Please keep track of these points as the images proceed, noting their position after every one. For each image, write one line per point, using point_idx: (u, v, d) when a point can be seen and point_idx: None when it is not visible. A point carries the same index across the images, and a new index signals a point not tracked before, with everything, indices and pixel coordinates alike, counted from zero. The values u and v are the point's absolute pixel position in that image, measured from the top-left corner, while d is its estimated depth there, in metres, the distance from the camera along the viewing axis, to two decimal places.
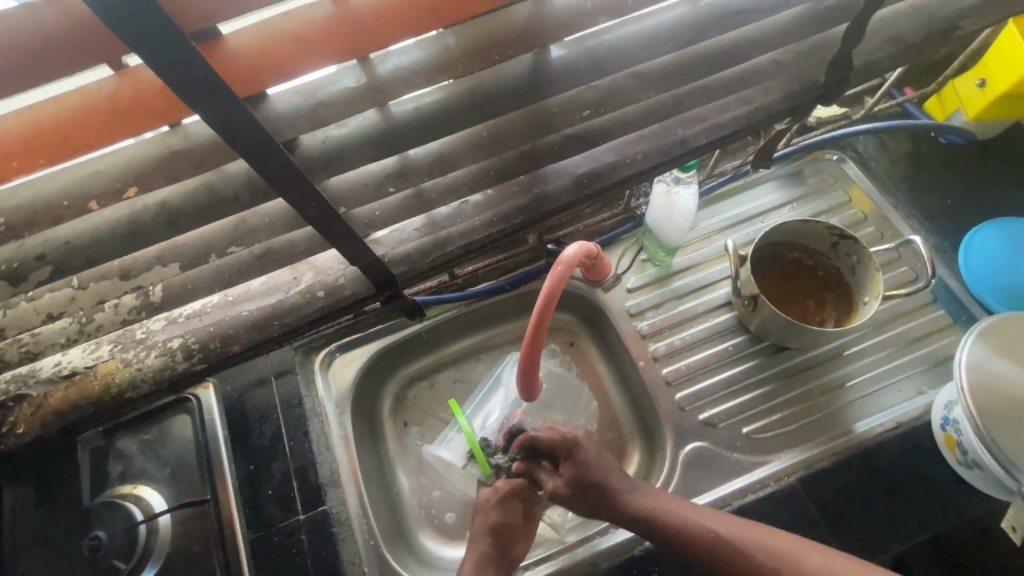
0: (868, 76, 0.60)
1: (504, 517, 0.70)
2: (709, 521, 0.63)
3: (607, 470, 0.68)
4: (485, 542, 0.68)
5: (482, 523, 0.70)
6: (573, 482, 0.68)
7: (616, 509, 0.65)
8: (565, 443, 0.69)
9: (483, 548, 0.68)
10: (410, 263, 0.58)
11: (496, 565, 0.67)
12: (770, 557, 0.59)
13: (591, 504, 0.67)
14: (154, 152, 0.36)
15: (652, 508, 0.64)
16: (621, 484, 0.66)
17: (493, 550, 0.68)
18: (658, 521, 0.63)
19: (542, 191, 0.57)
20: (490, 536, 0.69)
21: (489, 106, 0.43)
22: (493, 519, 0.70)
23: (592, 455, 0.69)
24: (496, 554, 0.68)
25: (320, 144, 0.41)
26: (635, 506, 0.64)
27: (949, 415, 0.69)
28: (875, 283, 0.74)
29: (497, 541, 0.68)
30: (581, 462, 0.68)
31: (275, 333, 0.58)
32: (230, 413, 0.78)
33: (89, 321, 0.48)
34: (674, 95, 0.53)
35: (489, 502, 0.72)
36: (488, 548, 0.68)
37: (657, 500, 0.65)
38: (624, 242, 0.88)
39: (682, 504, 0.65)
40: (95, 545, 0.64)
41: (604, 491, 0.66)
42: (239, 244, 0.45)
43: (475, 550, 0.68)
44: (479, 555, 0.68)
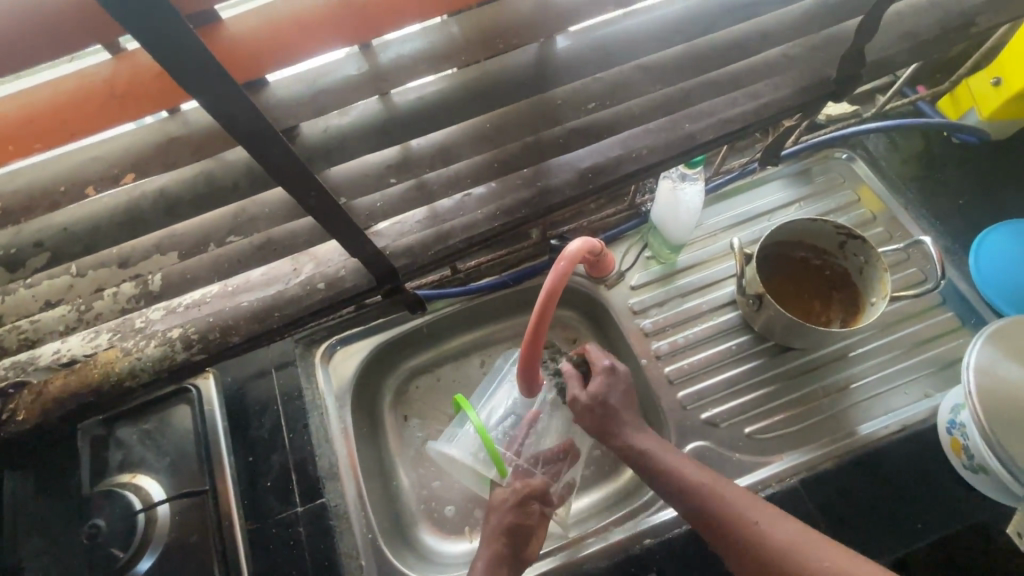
0: (880, 72, 0.59)
1: (520, 518, 0.69)
2: (707, 476, 0.63)
3: (627, 406, 0.69)
4: (500, 542, 0.67)
5: (496, 524, 0.69)
6: (596, 399, 0.68)
7: (621, 441, 0.67)
8: (604, 364, 0.70)
9: (499, 549, 0.67)
10: (412, 256, 0.57)
11: (506, 567, 0.66)
12: (764, 527, 0.58)
13: (597, 426, 0.68)
14: (152, 138, 0.36)
15: (654, 449, 0.65)
16: (631, 421, 0.68)
17: (506, 551, 0.67)
18: (656, 463, 0.64)
19: (546, 185, 0.56)
20: (504, 537, 0.68)
21: (494, 96, 0.43)
22: (508, 520, 0.69)
23: (621, 390, 0.70)
24: (508, 555, 0.67)
25: (321, 133, 0.41)
26: (641, 445, 0.66)
27: (955, 419, 0.68)
28: (883, 284, 0.73)
29: (510, 542, 0.68)
30: (610, 390, 0.69)
31: (275, 325, 0.57)
32: (230, 404, 0.78)
33: (87, 310, 0.47)
34: (681, 88, 0.52)
35: (506, 503, 0.71)
36: (501, 548, 0.67)
37: (662, 444, 0.66)
38: (628, 239, 0.87)
39: (685, 457, 0.65)
40: (92, 533, 0.65)
41: (616, 421, 0.67)
42: (238, 233, 0.45)
43: (487, 551, 0.67)
44: (491, 555, 0.67)
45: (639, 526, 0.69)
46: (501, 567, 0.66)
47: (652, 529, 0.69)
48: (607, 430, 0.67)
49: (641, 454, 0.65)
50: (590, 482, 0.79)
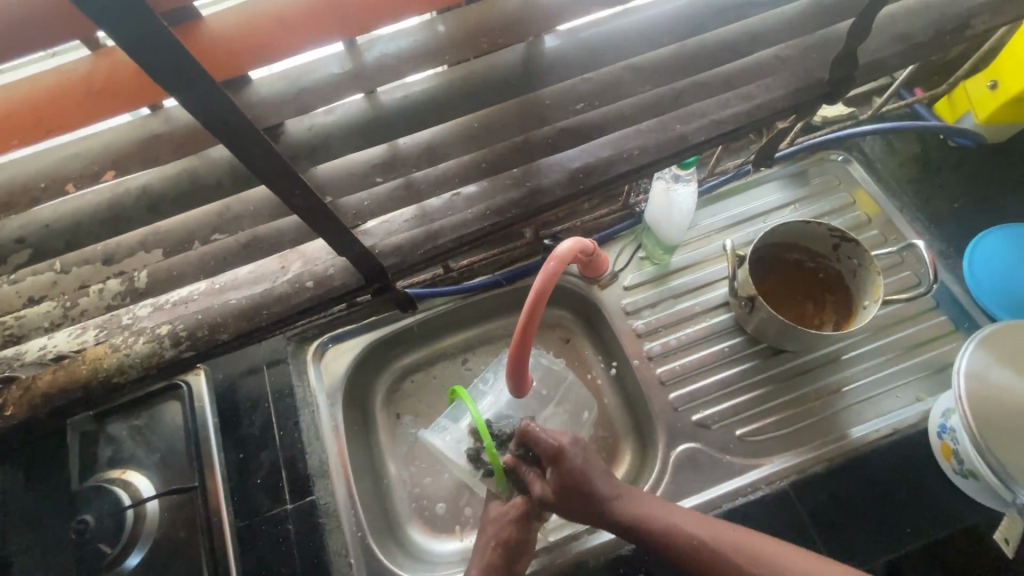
0: (874, 75, 0.59)
1: (518, 531, 0.65)
2: (694, 526, 0.61)
3: (593, 474, 0.64)
4: (495, 553, 0.64)
5: (492, 534, 0.65)
6: (560, 489, 0.64)
7: (603, 516, 0.63)
8: (553, 448, 0.64)
9: (494, 560, 0.63)
10: (401, 255, 0.57)
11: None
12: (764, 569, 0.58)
13: (576, 507, 0.64)
14: (134, 135, 0.35)
15: (639, 518, 0.62)
16: (606, 490, 0.64)
17: (499, 563, 0.64)
18: (648, 534, 0.61)
19: (536, 185, 0.56)
20: (499, 548, 0.64)
21: (481, 96, 0.42)
22: (506, 532, 0.64)
23: (579, 460, 0.65)
24: (501, 566, 0.63)
25: (306, 131, 0.41)
26: (624, 516, 0.62)
27: (946, 423, 0.67)
28: (876, 287, 0.73)
29: (505, 554, 0.64)
30: (569, 468, 0.64)
31: (263, 323, 0.57)
32: (220, 401, 0.78)
33: (73, 306, 0.47)
34: (672, 89, 0.51)
35: (505, 515, 0.66)
36: (495, 560, 0.64)
37: (643, 508, 0.63)
38: (622, 239, 0.86)
39: (670, 512, 0.62)
40: (80, 528, 0.65)
41: (590, 497, 0.63)
42: (224, 231, 0.45)
43: (480, 560, 0.64)
44: (484, 566, 0.63)
45: None
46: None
47: None
48: (584, 509, 0.64)
49: (631, 528, 0.62)
50: None
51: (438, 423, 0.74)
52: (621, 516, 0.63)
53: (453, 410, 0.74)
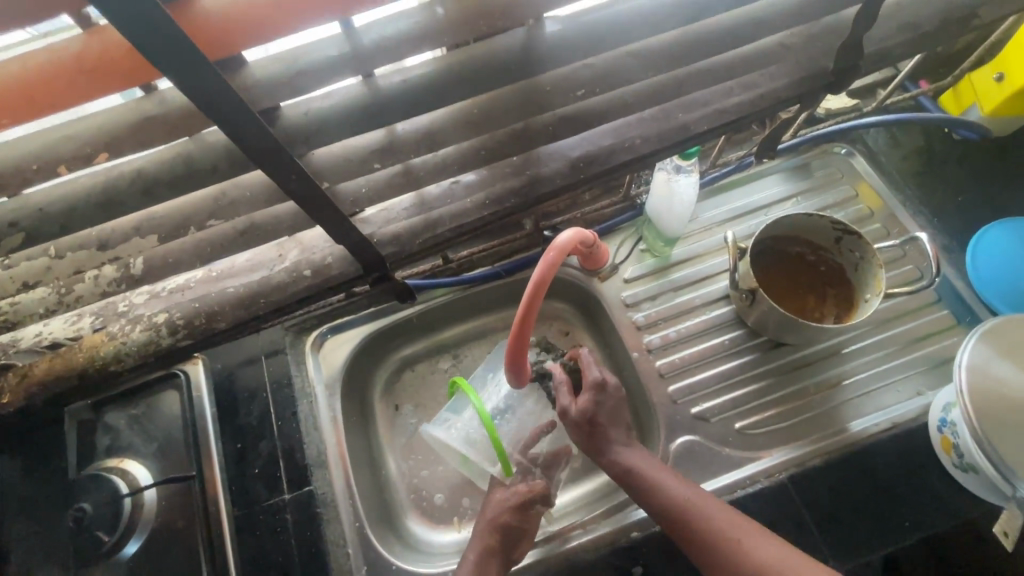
0: (879, 65, 0.58)
1: (514, 516, 0.67)
2: (693, 493, 0.61)
3: (614, 420, 0.67)
4: (494, 537, 0.66)
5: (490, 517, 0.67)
6: (587, 413, 0.66)
7: (608, 457, 0.65)
8: (597, 377, 0.67)
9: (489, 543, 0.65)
10: (399, 244, 0.57)
11: (496, 561, 0.65)
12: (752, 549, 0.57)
13: (589, 439, 0.66)
14: (127, 117, 0.35)
15: (640, 464, 0.64)
16: (619, 437, 0.66)
17: (497, 547, 0.65)
18: (642, 480, 0.62)
19: (536, 173, 0.55)
20: (496, 532, 0.66)
21: (481, 80, 0.42)
22: (502, 516, 0.66)
23: (613, 402, 0.68)
24: (498, 550, 0.65)
25: (302, 116, 0.40)
26: (628, 461, 0.64)
27: (946, 417, 0.67)
28: (878, 281, 0.72)
29: (501, 538, 0.66)
30: (602, 402, 0.67)
31: (261, 311, 0.57)
32: (219, 390, 0.78)
33: (68, 292, 0.47)
34: (674, 76, 0.51)
35: (502, 501, 0.68)
36: (492, 543, 0.66)
37: (648, 459, 0.64)
38: (623, 231, 0.86)
39: (668, 470, 0.63)
40: (78, 516, 0.65)
41: (603, 437, 0.66)
42: (219, 217, 0.44)
43: (479, 545, 0.66)
44: (482, 549, 0.66)
45: (626, 520, 0.69)
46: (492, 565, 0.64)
47: (638, 523, 0.68)
48: (597, 443, 0.66)
49: (629, 473, 0.63)
50: (579, 474, 0.79)
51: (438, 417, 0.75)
52: (624, 459, 0.64)
53: (453, 403, 0.75)
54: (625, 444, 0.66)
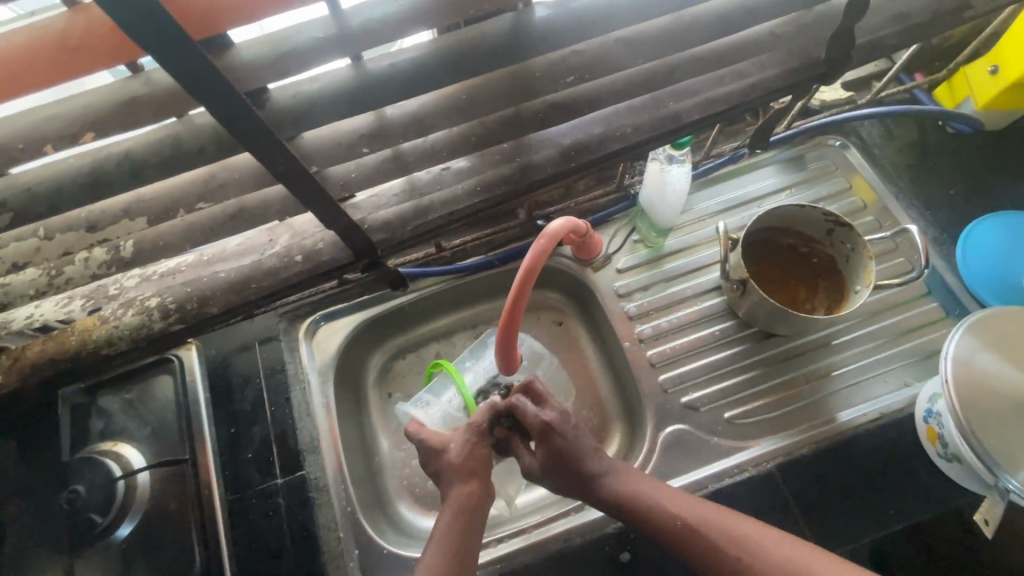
0: (872, 56, 0.58)
1: (485, 451, 0.64)
2: (684, 509, 0.59)
3: (583, 451, 0.63)
4: (473, 482, 0.61)
5: (463, 461, 0.62)
6: (546, 460, 0.63)
7: (592, 497, 0.62)
8: (537, 426, 0.62)
9: (467, 491, 0.60)
10: (390, 230, 0.57)
11: (474, 514, 0.60)
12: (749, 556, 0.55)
13: (563, 483, 0.63)
14: (113, 97, 0.35)
15: (628, 493, 0.61)
16: (593, 470, 0.62)
17: (476, 497, 0.60)
18: (633, 509, 0.60)
19: (526, 160, 0.55)
20: (471, 478, 0.62)
21: (469, 65, 0.42)
22: (477, 455, 0.63)
23: (568, 437, 0.63)
24: (474, 502, 0.60)
25: (291, 98, 0.40)
26: (613, 493, 0.61)
27: (932, 408, 0.68)
28: (868, 272, 0.73)
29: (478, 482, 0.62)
30: (556, 443, 0.62)
31: (252, 297, 0.57)
32: (212, 376, 0.79)
33: (58, 274, 0.47)
34: (665, 64, 0.51)
35: (470, 440, 0.64)
36: (470, 492, 0.61)
37: (635, 484, 0.62)
38: (616, 222, 0.86)
39: (660, 490, 0.61)
40: (72, 498, 0.66)
41: (576, 478, 0.62)
42: (208, 200, 0.44)
43: (456, 497, 0.60)
44: (458, 503, 0.60)
45: None
46: (469, 517, 0.59)
47: None
48: (574, 484, 0.63)
49: (618, 504, 0.61)
50: None
51: (420, 398, 0.75)
52: (609, 492, 0.62)
53: (434, 383, 0.76)
54: (602, 476, 0.62)
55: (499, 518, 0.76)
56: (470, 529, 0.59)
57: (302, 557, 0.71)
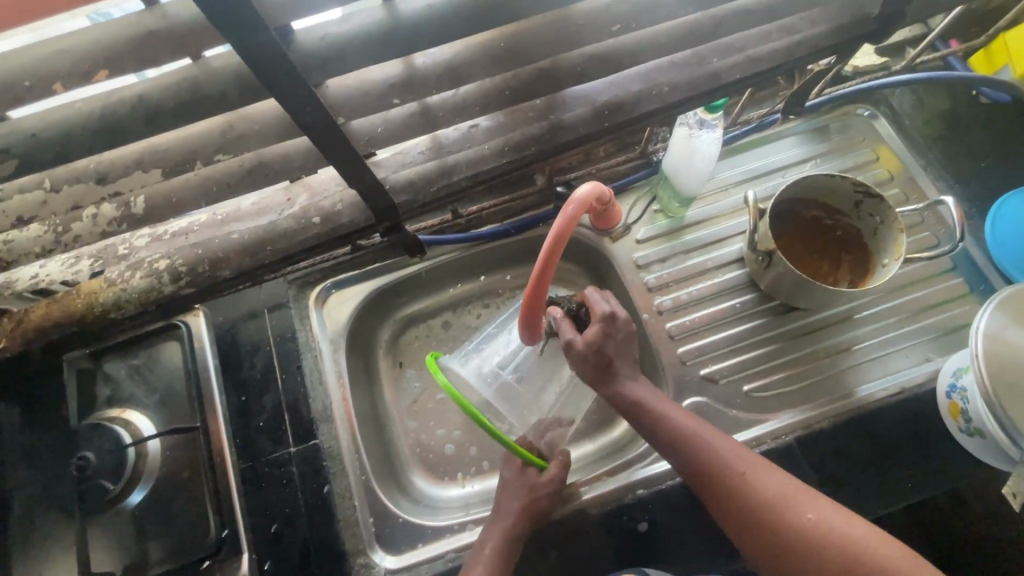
0: (924, 15, 0.55)
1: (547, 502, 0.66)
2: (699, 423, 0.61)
3: (624, 354, 0.67)
4: (530, 524, 0.65)
5: (527, 501, 0.66)
6: (592, 344, 0.65)
7: (616, 389, 0.65)
8: (603, 312, 0.66)
9: (520, 527, 0.64)
10: (412, 191, 0.54)
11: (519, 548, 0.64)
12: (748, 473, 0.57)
13: (590, 376, 0.66)
14: (127, 31, 0.32)
15: (649, 400, 0.64)
16: (628, 371, 0.66)
17: (525, 534, 0.64)
18: (646, 414, 0.63)
19: (559, 119, 0.52)
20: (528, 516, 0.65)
21: (514, 8, 0.39)
22: (538, 501, 0.66)
23: (621, 335, 0.67)
24: (524, 537, 0.64)
25: (318, 41, 0.37)
26: (635, 395, 0.64)
27: (956, 383, 0.67)
28: (898, 245, 0.71)
29: (531, 524, 0.65)
30: (610, 336, 0.66)
31: (267, 260, 0.54)
32: (221, 343, 0.76)
33: (66, 231, 0.44)
34: (713, 15, 0.48)
35: (540, 488, 0.66)
36: (521, 528, 0.64)
37: (657, 396, 0.64)
38: (637, 190, 0.83)
39: (673, 405, 0.64)
40: (81, 466, 0.62)
41: (611, 368, 0.66)
42: (227, 152, 0.41)
43: (507, 527, 0.64)
44: (507, 533, 0.64)
45: (630, 478, 0.70)
46: (511, 552, 0.63)
47: (643, 481, 0.69)
48: (604, 378, 0.66)
49: (635, 407, 0.64)
50: (584, 434, 0.79)
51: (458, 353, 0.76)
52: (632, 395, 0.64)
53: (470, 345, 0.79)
54: (633, 378, 0.66)
55: None
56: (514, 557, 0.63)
57: (316, 525, 0.70)
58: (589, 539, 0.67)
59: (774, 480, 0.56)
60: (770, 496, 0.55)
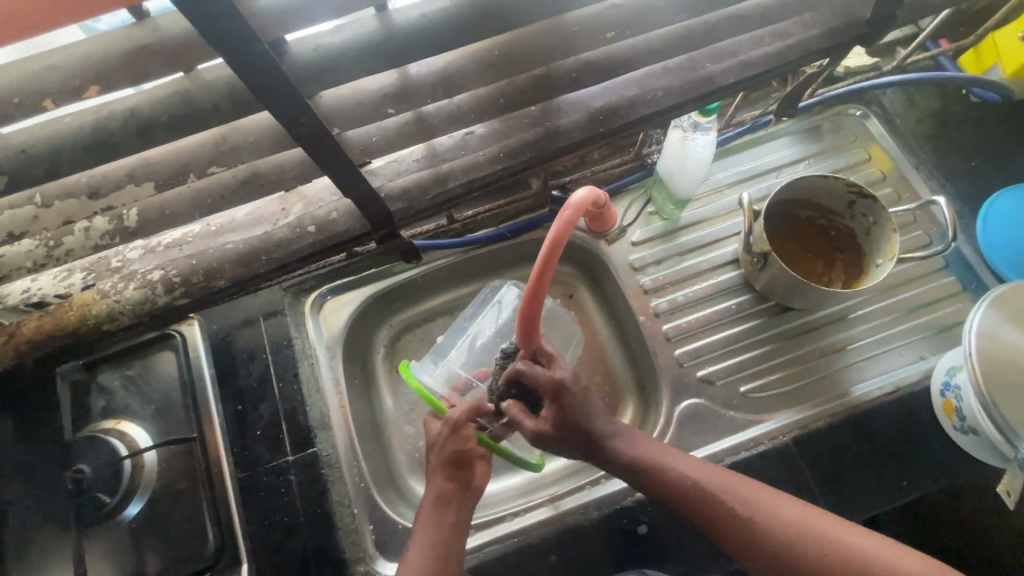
0: (915, 17, 0.55)
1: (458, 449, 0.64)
2: (695, 471, 0.58)
3: (592, 410, 0.62)
4: (451, 477, 0.63)
5: (437, 458, 0.64)
6: (555, 421, 0.61)
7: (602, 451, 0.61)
8: (549, 382, 0.60)
9: (443, 484, 0.62)
10: (408, 199, 0.54)
11: (456, 501, 0.62)
12: (756, 517, 0.54)
13: (570, 440, 0.62)
14: (117, 45, 0.32)
15: (636, 454, 0.60)
16: (606, 426, 0.62)
17: (449, 488, 0.62)
18: (641, 472, 0.60)
19: (554, 125, 0.52)
20: (446, 471, 0.63)
21: (507, 17, 0.38)
22: (445, 453, 0.64)
23: (578, 394, 0.62)
24: (452, 492, 0.62)
25: (312, 52, 0.37)
26: (623, 453, 0.60)
27: (950, 381, 0.68)
28: (891, 245, 0.71)
29: (449, 478, 0.63)
30: (566, 403, 0.61)
31: (262, 270, 0.54)
32: (216, 351, 0.76)
33: (57, 245, 0.44)
34: (706, 21, 0.48)
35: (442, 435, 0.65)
36: (445, 484, 0.63)
37: (642, 448, 0.61)
38: (631, 192, 0.84)
39: (665, 453, 0.61)
40: (76, 478, 0.62)
41: (588, 432, 0.61)
42: (220, 164, 0.41)
43: (432, 492, 0.63)
44: (438, 493, 0.62)
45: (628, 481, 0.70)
46: (446, 510, 0.61)
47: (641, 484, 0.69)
48: (586, 443, 0.62)
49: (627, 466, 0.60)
50: None
51: (425, 363, 0.77)
52: (619, 456, 0.61)
53: (439, 348, 0.80)
54: (615, 432, 0.62)
55: (517, 490, 0.77)
56: (451, 520, 0.61)
57: (315, 534, 0.70)
58: (588, 543, 0.68)
59: (784, 514, 0.54)
60: (784, 532, 0.53)
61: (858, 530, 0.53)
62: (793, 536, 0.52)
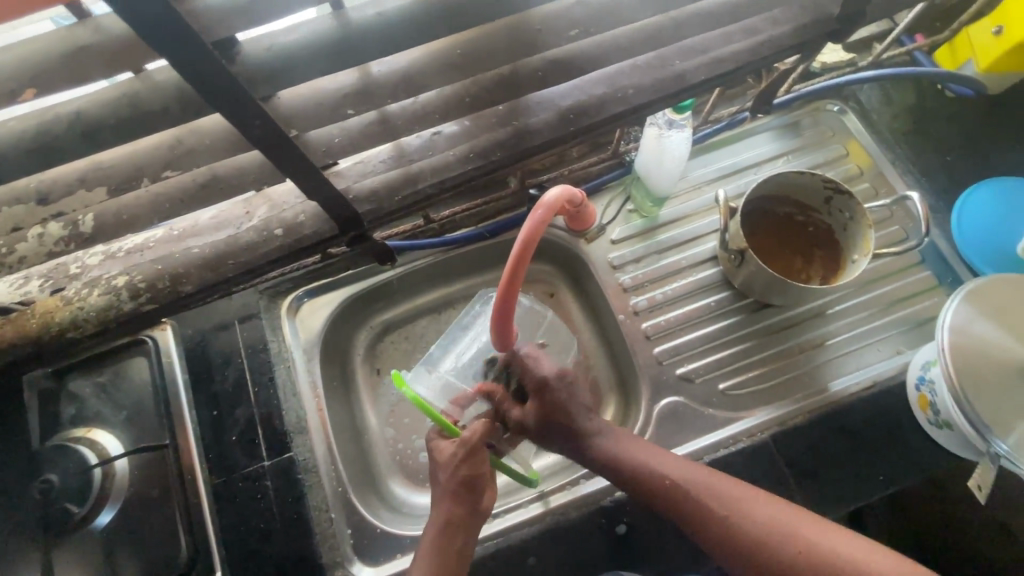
0: (886, 12, 0.55)
1: (472, 472, 0.61)
2: (673, 470, 0.59)
3: (577, 407, 0.64)
4: (459, 503, 0.61)
5: (445, 482, 0.61)
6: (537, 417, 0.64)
7: (582, 450, 0.62)
8: (537, 378, 0.64)
9: (450, 509, 0.60)
10: (377, 201, 0.53)
11: (463, 529, 0.60)
12: (736, 518, 0.54)
13: (557, 439, 0.64)
14: (55, 47, 0.31)
15: (618, 452, 0.61)
16: (587, 424, 0.63)
17: (457, 515, 0.61)
18: (619, 469, 0.60)
19: (523, 124, 0.51)
20: (456, 495, 0.61)
21: (467, 16, 0.38)
22: (458, 477, 0.61)
23: (563, 393, 0.64)
24: (460, 518, 0.61)
25: (265, 52, 0.36)
26: (600, 452, 0.61)
27: (925, 375, 0.68)
28: (866, 241, 0.71)
29: (457, 506, 0.61)
30: (553, 398, 0.64)
31: (229, 274, 0.53)
32: (190, 356, 0.75)
33: (9, 253, 0.43)
34: (673, 17, 0.47)
35: (456, 457, 0.62)
36: (453, 509, 0.61)
37: (623, 445, 0.61)
38: (610, 190, 0.83)
39: (646, 451, 0.61)
40: (45, 488, 0.61)
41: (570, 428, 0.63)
42: (175, 168, 0.40)
43: (440, 515, 0.61)
44: (444, 517, 0.61)
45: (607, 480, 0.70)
46: (450, 536, 0.60)
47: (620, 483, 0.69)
48: (566, 438, 0.63)
49: (604, 464, 0.61)
50: None
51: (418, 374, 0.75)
52: (597, 455, 0.61)
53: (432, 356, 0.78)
54: (597, 430, 0.63)
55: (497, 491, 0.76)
56: (457, 545, 0.60)
57: (293, 539, 0.69)
58: (568, 543, 0.67)
59: (763, 514, 0.54)
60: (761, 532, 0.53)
61: (846, 540, 0.51)
62: (770, 537, 0.53)
